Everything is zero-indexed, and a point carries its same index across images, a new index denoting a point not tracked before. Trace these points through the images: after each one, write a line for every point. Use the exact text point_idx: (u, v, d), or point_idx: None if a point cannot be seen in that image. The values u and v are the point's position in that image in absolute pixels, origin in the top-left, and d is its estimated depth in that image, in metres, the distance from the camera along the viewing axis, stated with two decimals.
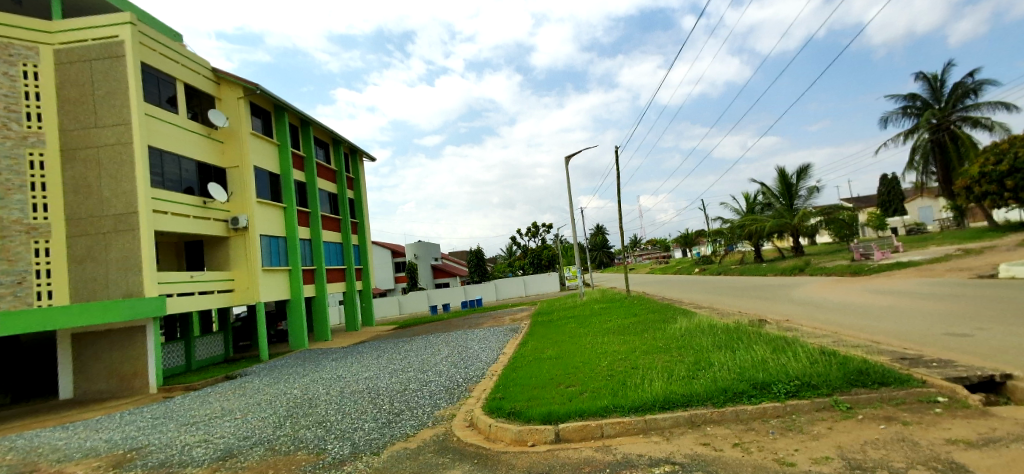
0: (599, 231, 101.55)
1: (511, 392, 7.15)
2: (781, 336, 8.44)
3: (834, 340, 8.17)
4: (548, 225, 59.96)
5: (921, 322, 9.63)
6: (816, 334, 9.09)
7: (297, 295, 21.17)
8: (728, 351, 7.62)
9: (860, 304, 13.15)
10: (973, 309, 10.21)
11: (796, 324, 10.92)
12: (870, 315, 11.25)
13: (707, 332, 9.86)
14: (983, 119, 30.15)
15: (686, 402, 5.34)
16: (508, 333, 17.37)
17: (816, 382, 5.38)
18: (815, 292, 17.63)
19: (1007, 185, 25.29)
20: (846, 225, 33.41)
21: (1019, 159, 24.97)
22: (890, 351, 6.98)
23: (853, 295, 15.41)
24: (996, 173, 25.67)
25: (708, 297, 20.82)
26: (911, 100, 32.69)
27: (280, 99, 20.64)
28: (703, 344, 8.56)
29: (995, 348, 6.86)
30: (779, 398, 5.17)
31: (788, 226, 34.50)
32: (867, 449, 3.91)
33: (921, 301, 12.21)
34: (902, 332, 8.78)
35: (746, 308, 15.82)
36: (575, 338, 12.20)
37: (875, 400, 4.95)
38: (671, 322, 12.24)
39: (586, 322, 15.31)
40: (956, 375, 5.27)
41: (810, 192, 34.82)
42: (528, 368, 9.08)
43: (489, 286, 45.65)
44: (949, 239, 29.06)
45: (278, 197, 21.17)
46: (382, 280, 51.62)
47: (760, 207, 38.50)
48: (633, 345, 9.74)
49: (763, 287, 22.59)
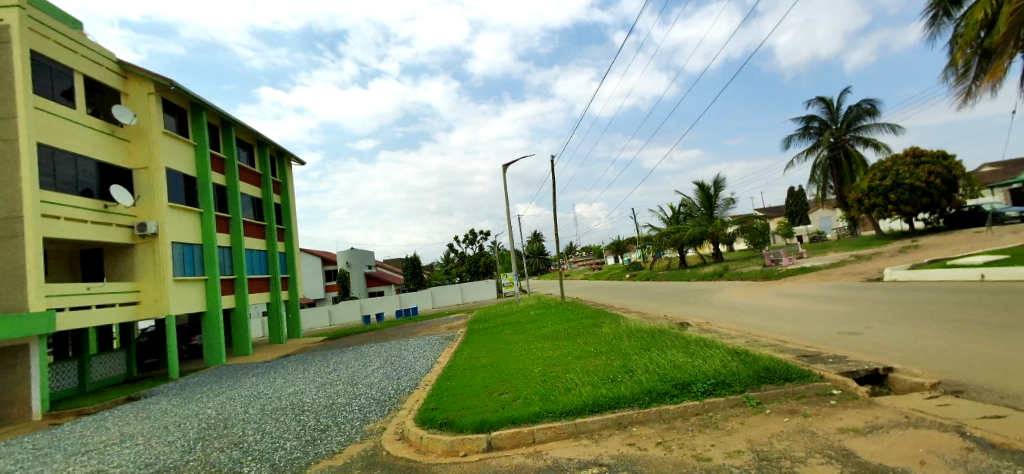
0: (535, 239, 103.35)
1: (444, 402, 7.04)
2: (699, 338, 8.95)
3: (746, 341, 8.78)
4: (485, 233, 60.27)
5: (819, 321, 10.59)
6: (731, 335, 9.74)
7: (214, 307, 19.75)
8: (649, 355, 7.93)
9: (769, 307, 14.24)
10: (861, 309, 11.37)
11: (715, 326, 11.62)
12: (777, 316, 12.24)
13: (633, 336, 10.27)
14: (872, 139, 33.63)
15: (614, 404, 5.52)
16: (442, 342, 17.11)
17: (730, 380, 5.75)
18: (732, 296, 18.97)
19: (890, 198, 28.50)
20: (759, 234, 35.88)
21: (899, 176, 28.28)
22: (794, 349, 7.61)
23: (763, 298, 16.70)
24: (881, 187, 28.87)
25: (635, 303, 21.73)
26: (811, 121, 35.94)
27: (197, 96, 19.28)
28: (630, 347, 8.91)
29: (878, 344, 7.66)
30: (699, 397, 5.46)
31: (708, 234, 36.72)
32: (774, 441, 4.22)
33: (821, 303, 13.42)
34: (803, 331, 9.62)
35: (670, 311, 16.71)
36: (510, 344, 12.24)
37: (781, 395, 5.35)
38: (600, 327, 12.64)
39: (520, 330, 15.38)
40: (847, 369, 5.82)
41: (727, 203, 37.32)
42: (463, 376, 8.99)
43: (424, 293, 45.36)
44: (844, 246, 32.23)
45: (193, 202, 19.71)
46: (311, 290, 49.53)
47: (684, 216, 40.63)
48: (566, 350, 9.94)
49: (686, 292, 23.89)
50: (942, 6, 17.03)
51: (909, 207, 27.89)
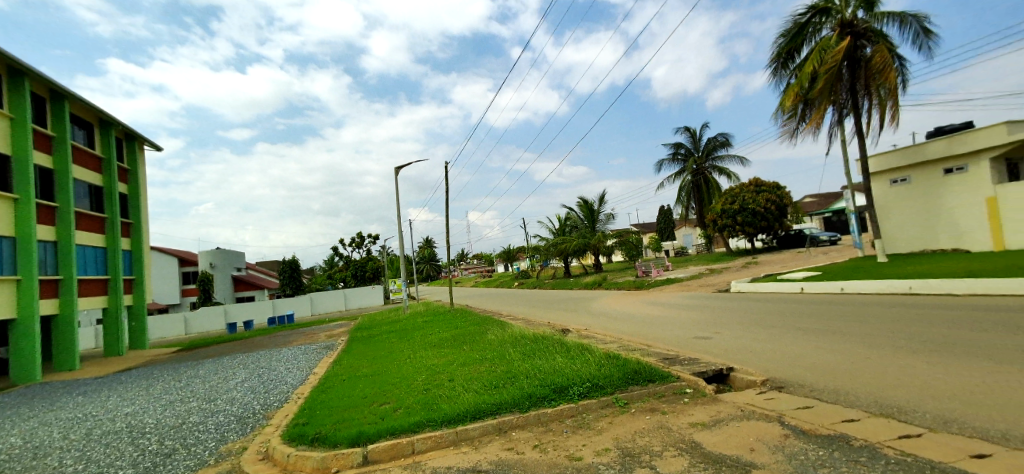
0: (427, 245, 102.17)
1: (317, 416, 6.67)
2: (577, 344, 9.51)
3: (619, 345, 9.52)
4: (373, 238, 58.29)
5: (679, 327, 11.82)
6: (606, 340, 10.50)
7: (28, 312, 16.71)
8: (531, 360, 8.25)
9: (638, 314, 15.57)
10: (712, 316, 12.92)
11: (592, 332, 12.45)
12: (645, 323, 13.44)
13: (518, 342, 10.60)
14: (726, 169, 38.31)
15: (496, 410, 5.66)
16: (320, 351, 16.19)
17: (603, 383, 6.19)
18: (609, 304, 20.43)
19: (737, 221, 32.72)
20: (634, 247, 38.79)
21: (744, 201, 32.62)
22: (657, 352, 8.41)
23: (635, 306, 18.24)
24: (730, 210, 33.03)
25: (521, 310, 22.42)
26: (678, 148, 40.00)
27: (17, 60, 16.28)
28: (514, 353, 9.19)
29: (724, 347, 8.75)
30: (574, 399, 5.81)
31: (590, 245, 39.12)
32: (637, 438, 4.63)
33: (682, 311, 15.00)
34: (666, 336, 10.68)
35: (552, 318, 17.53)
36: (394, 353, 11.95)
37: (645, 395, 5.88)
38: (486, 334, 12.86)
39: (406, 337, 15.08)
40: (699, 370, 6.57)
41: (608, 217, 40.03)
42: (340, 388, 8.58)
43: (303, 300, 42.49)
44: (702, 260, 36.29)
45: (5, 186, 16.56)
46: (164, 294, 43.95)
47: (569, 228, 42.62)
48: (451, 357, 9.96)
49: (568, 300, 25.23)
50: (779, 61, 20.12)
51: (752, 229, 32.39)
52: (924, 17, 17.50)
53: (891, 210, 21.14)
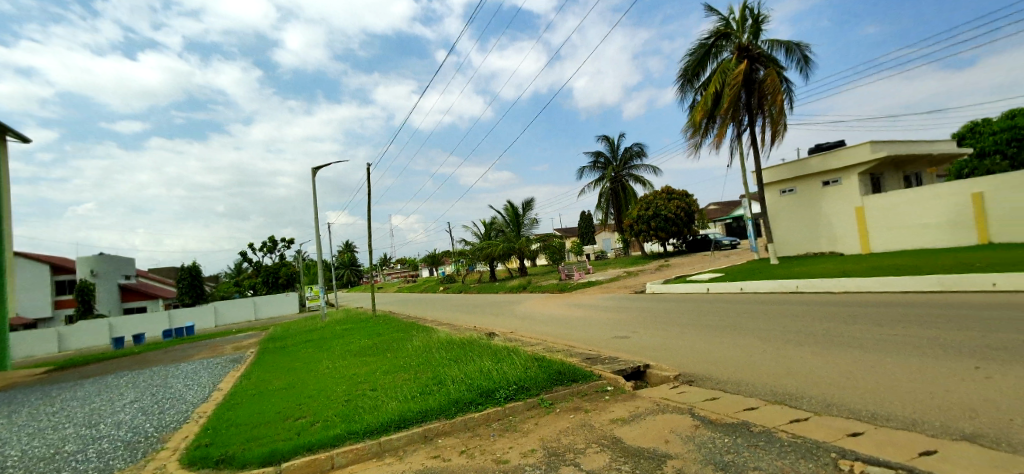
0: (346, 249, 98.51)
1: (223, 436, 6.23)
2: (503, 347, 9.64)
3: (543, 347, 9.78)
4: (287, 242, 55.29)
5: (599, 328, 12.34)
6: (530, 343, 10.75)
7: None
8: (457, 365, 8.24)
9: (560, 316, 16.03)
10: (630, 317, 13.61)
11: (517, 335, 12.66)
12: (567, 324, 13.88)
13: (443, 348, 10.54)
14: (642, 177, 40.48)
15: (421, 418, 5.60)
16: (228, 365, 15.10)
17: (528, 385, 6.33)
18: (534, 307, 20.85)
19: (651, 226, 34.69)
20: (557, 250, 39.89)
21: (658, 208, 34.68)
22: (579, 353, 8.74)
23: (558, 309, 18.76)
24: (645, 216, 34.95)
25: (445, 315, 22.25)
26: (598, 156, 41.69)
27: None
28: (441, 359, 9.15)
29: (641, 345, 9.27)
30: (501, 402, 5.89)
31: (515, 249, 39.66)
32: (562, 437, 4.80)
33: (601, 312, 15.65)
34: (587, 337, 11.11)
35: (477, 322, 17.61)
36: (311, 364, 11.43)
37: (568, 394, 6.09)
38: (409, 340, 12.65)
39: (324, 347, 14.44)
40: (619, 368, 6.92)
41: (532, 222, 40.85)
42: (250, 404, 8.06)
43: (207, 310, 39.34)
44: (621, 263, 38.04)
45: None
46: (31, 306, 38.72)
47: (494, 233, 43.05)
48: (373, 366, 9.70)
49: (493, 303, 25.42)
50: (686, 78, 21.54)
51: (664, 233, 34.47)
52: (805, 46, 19.63)
53: (781, 217, 23.39)
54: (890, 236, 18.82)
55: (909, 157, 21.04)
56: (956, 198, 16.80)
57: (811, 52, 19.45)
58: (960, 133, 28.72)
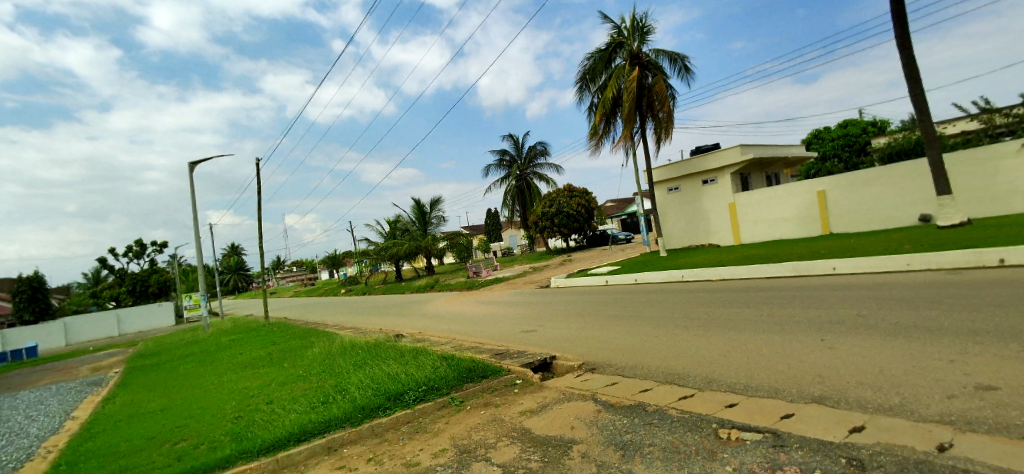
0: (233, 253, 90.66)
1: (85, 470, 5.52)
2: (411, 348, 9.52)
3: (452, 346, 9.81)
4: (161, 246, 49.65)
5: (507, 323, 12.58)
6: (439, 342, 10.71)
7: None
8: (362, 371, 8.00)
9: (469, 314, 16.09)
10: (535, 311, 14.04)
11: (425, 335, 12.52)
12: (476, 321, 13.99)
13: (346, 353, 10.16)
14: (545, 175, 41.79)
15: (324, 429, 5.38)
16: (90, 388, 13.27)
17: (438, 385, 6.34)
18: (441, 305, 20.72)
19: (555, 222, 35.98)
20: (464, 248, 39.97)
21: (560, 205, 36.07)
22: (488, 349, 8.87)
23: (466, 306, 18.81)
24: (549, 213, 36.17)
25: (348, 319, 21.35)
26: (503, 155, 42.32)
27: None
28: (344, 365, 8.82)
29: (547, 338, 9.63)
30: (410, 405, 5.84)
31: (421, 248, 39.03)
32: (472, 433, 4.88)
33: (509, 308, 15.96)
34: (495, 333, 11.29)
35: (383, 324, 17.14)
36: (195, 380, 10.44)
37: (478, 391, 6.19)
38: (309, 348, 12.01)
39: (209, 361, 13.23)
40: (527, 361, 7.15)
41: (439, 220, 40.54)
42: (118, 431, 7.18)
43: (54, 327, 34.36)
44: (527, 259, 38.99)
45: None
46: None
47: (400, 231, 42.09)
48: (268, 378, 9.09)
49: (400, 304, 24.87)
50: (584, 81, 22.58)
51: (567, 229, 35.92)
52: (685, 57, 21.47)
53: (669, 213, 25.40)
54: (757, 229, 21.21)
55: (769, 159, 23.93)
56: (805, 195, 19.35)
57: (691, 62, 21.35)
58: (809, 138, 33.12)
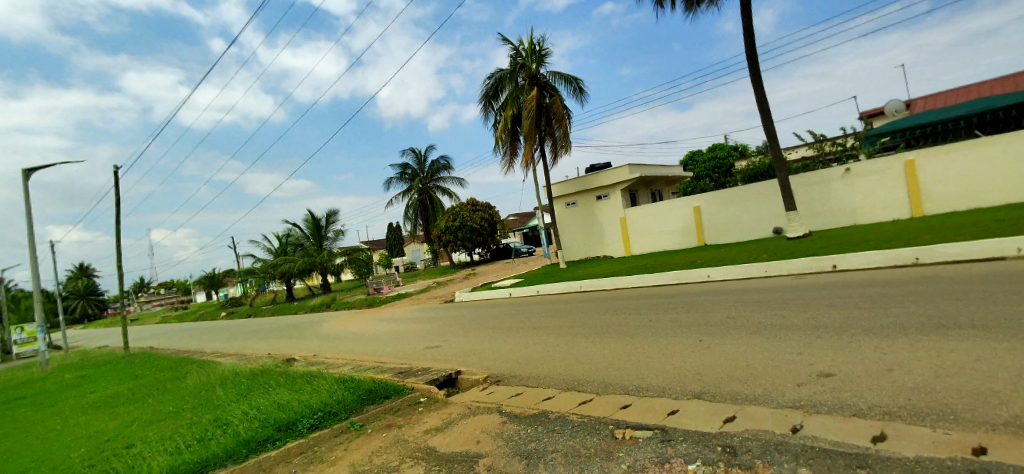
0: (86, 275, 78.83)
1: None
2: (305, 372, 8.96)
3: (351, 367, 9.39)
4: None
5: (410, 341, 12.29)
6: (337, 364, 10.19)
7: None
8: (246, 401, 7.38)
9: (369, 333, 15.47)
10: (439, 326, 13.89)
11: (320, 358, 11.83)
12: (376, 340, 13.49)
13: (228, 383, 9.30)
14: (448, 189, 41.73)
15: (200, 470, 4.89)
16: None
17: (335, 410, 6.05)
18: (338, 325, 19.69)
19: (459, 236, 35.95)
20: (364, 264, 38.46)
21: (464, 219, 36.17)
22: (391, 368, 8.63)
23: (365, 325, 18.07)
24: (453, 227, 36.08)
25: (232, 344, 19.50)
26: (405, 168, 41.62)
27: None
28: (222, 397, 8.06)
29: (452, 353, 9.58)
30: (303, 434, 5.51)
31: (316, 264, 36.84)
32: (374, 458, 4.73)
33: (411, 325, 15.60)
34: (398, 351, 10.99)
35: (272, 349, 15.89)
36: (33, 426, 8.91)
37: (379, 413, 6.00)
38: (182, 379, 10.80)
39: (51, 403, 11.33)
40: (431, 378, 7.07)
41: (336, 234, 38.68)
42: None
43: None
44: (430, 274, 38.45)
45: None
46: None
47: (291, 247, 39.49)
48: (130, 417, 8.03)
49: (292, 326, 23.21)
50: (486, 99, 23.14)
51: (471, 243, 36.09)
52: (580, 80, 22.77)
53: (567, 227, 26.58)
54: (644, 242, 22.92)
55: (653, 177, 26.09)
56: (684, 209, 21.32)
57: (584, 85, 22.68)
58: (686, 159, 36.58)
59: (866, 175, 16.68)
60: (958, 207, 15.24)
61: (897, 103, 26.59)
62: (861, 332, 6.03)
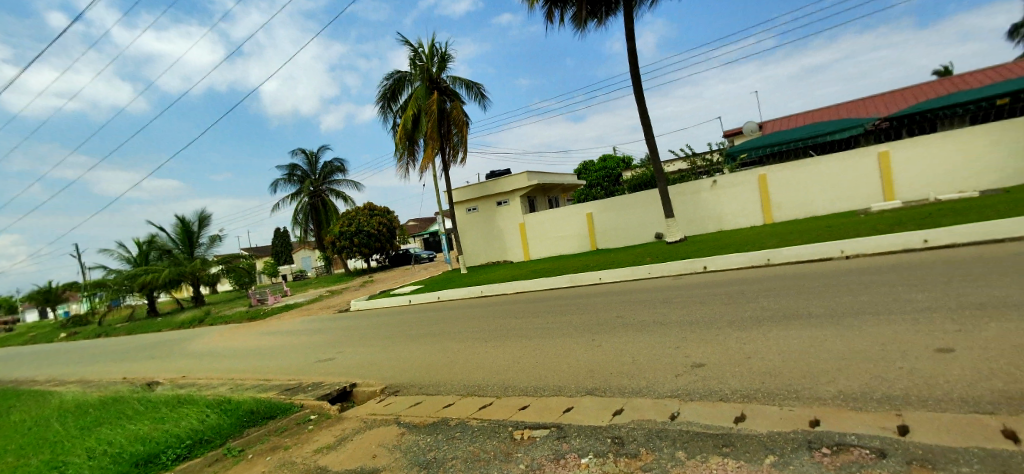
0: None
1: None
2: (171, 397, 8.04)
3: (229, 387, 8.60)
4: None
5: (298, 354, 11.53)
6: (212, 384, 9.28)
7: None
8: (95, 435, 6.44)
9: (251, 348, 14.25)
10: (332, 338, 13.21)
11: (192, 378, 10.68)
12: (259, 356, 12.47)
13: (71, 415, 8.04)
14: (342, 192, 39.86)
15: None
16: None
17: (208, 436, 5.51)
18: (213, 342, 17.87)
19: (354, 242, 34.45)
20: (245, 273, 35.22)
21: (360, 224, 34.76)
22: (277, 385, 8.05)
23: (246, 340, 16.62)
24: (348, 232, 34.50)
25: (77, 369, 16.82)
26: (293, 169, 39.05)
27: None
28: (59, 433, 6.94)
29: (346, 365, 9.18)
30: (169, 467, 4.93)
31: (186, 275, 33.01)
32: None
33: (299, 337, 14.65)
34: (285, 366, 10.27)
35: (131, 372, 14.00)
36: None
37: (261, 435, 5.57)
38: (8, 415, 9.11)
39: None
40: (322, 393, 6.72)
41: (211, 241, 35.14)
42: None
43: None
44: (322, 282, 36.38)
45: None
46: None
47: (155, 254, 35.15)
48: None
49: (156, 344, 20.60)
50: (384, 100, 22.58)
51: (368, 249, 34.77)
52: (481, 86, 23.06)
53: (467, 232, 26.72)
54: (541, 247, 23.73)
55: (550, 184, 27.18)
56: (578, 216, 22.44)
57: (485, 91, 23.00)
58: (579, 169, 38.50)
59: (730, 187, 18.77)
60: (800, 215, 17.74)
61: (752, 124, 30.32)
62: (729, 325, 6.80)
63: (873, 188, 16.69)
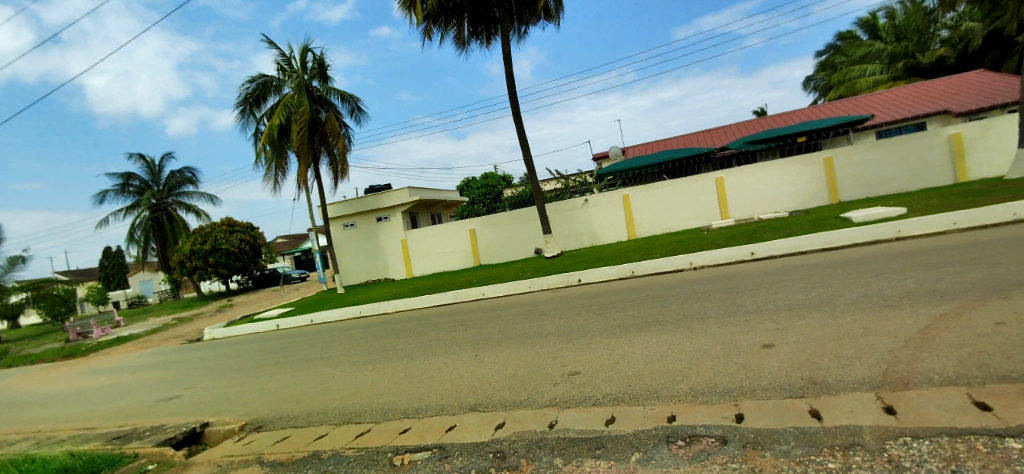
0: None
1: None
2: None
3: (36, 441, 7.11)
4: None
5: (135, 394, 9.94)
6: (11, 441, 7.59)
7: None
8: None
9: (67, 392, 11.92)
10: (178, 372, 11.61)
11: None
12: (79, 401, 10.49)
13: None
14: (193, 206, 35.53)
15: None
16: None
17: None
18: (13, 388, 14.61)
19: (209, 261, 30.78)
20: (60, 301, 29.68)
21: (217, 241, 31.22)
22: (104, 433, 6.86)
23: (61, 382, 13.87)
24: (202, 250, 30.77)
25: None
26: (129, 179, 33.95)
27: None
28: None
29: (198, 402, 8.14)
30: None
31: None
32: None
33: (135, 374, 12.63)
34: (117, 410, 8.79)
35: None
36: None
37: None
38: None
39: None
40: (164, 438, 5.87)
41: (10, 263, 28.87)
42: None
43: None
44: (166, 309, 31.85)
45: None
46: None
47: None
48: None
49: None
50: (245, 105, 20.62)
51: (225, 269, 31.24)
52: (358, 99, 22.28)
53: (343, 250, 25.44)
54: (422, 263, 23.37)
55: (433, 200, 27.15)
56: (460, 232, 22.55)
57: (362, 104, 22.27)
58: (461, 186, 39.06)
59: (599, 206, 20.32)
60: (656, 232, 19.75)
61: (617, 149, 33.29)
62: (599, 333, 7.34)
63: (713, 208, 19.20)
